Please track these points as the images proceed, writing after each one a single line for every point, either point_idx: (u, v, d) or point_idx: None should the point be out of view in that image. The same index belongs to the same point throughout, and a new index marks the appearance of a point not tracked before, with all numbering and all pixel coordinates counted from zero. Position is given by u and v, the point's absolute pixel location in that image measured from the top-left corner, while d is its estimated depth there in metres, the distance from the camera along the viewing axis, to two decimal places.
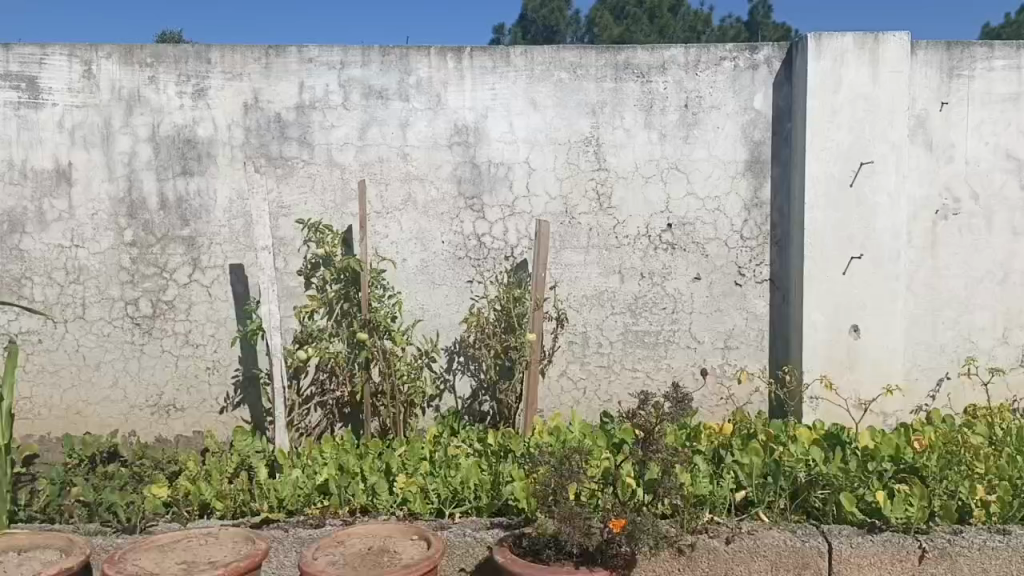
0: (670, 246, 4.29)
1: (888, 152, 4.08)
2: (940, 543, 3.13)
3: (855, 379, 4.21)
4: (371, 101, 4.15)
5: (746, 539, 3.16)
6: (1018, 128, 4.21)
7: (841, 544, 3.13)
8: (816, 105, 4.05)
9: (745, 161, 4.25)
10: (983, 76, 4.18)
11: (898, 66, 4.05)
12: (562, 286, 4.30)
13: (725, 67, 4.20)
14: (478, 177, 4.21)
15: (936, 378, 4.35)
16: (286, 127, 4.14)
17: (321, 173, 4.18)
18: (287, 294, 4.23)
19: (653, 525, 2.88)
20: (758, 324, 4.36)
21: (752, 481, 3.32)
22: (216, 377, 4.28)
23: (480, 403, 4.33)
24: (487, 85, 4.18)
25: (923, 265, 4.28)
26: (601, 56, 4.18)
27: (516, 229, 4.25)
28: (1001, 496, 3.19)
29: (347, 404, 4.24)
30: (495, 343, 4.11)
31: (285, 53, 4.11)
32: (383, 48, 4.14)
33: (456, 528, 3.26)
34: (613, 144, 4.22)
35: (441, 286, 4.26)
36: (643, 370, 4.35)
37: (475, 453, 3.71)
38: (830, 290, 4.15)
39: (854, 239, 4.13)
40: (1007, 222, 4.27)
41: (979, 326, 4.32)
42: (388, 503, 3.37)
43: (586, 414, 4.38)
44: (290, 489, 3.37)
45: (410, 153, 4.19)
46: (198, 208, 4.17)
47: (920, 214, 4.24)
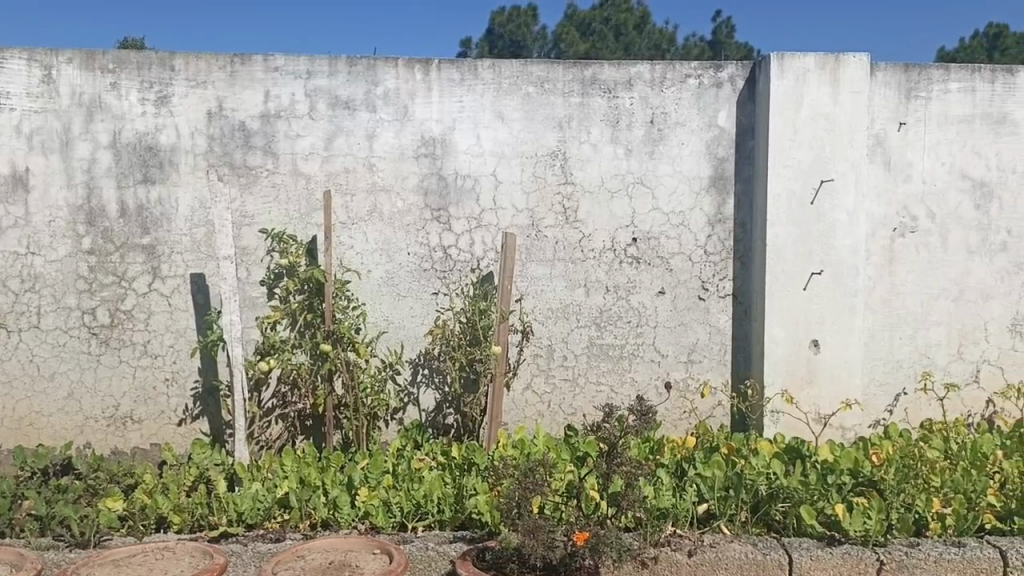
0: (635, 260, 4.32)
1: (848, 170, 4.16)
2: (898, 555, 3.15)
3: (815, 393, 4.27)
4: (337, 112, 4.13)
5: (708, 552, 3.17)
6: (973, 149, 4.32)
7: (802, 557, 3.15)
8: (779, 123, 4.12)
9: (709, 177, 4.30)
10: (939, 97, 4.28)
11: (858, 87, 4.14)
12: (528, 299, 4.30)
13: (690, 85, 4.26)
14: (445, 189, 4.21)
15: (893, 393, 4.43)
16: (251, 136, 4.11)
17: (286, 183, 4.15)
18: (249, 304, 4.18)
19: (617, 537, 2.87)
20: (721, 338, 4.40)
21: (714, 493, 3.34)
22: (175, 389, 4.21)
23: (444, 416, 4.31)
24: (454, 97, 4.18)
25: (882, 281, 4.35)
26: (568, 71, 4.21)
27: (482, 241, 4.25)
28: (956, 508, 3.27)
29: (309, 416, 4.18)
30: (460, 355, 4.08)
31: (250, 61, 4.08)
32: (351, 58, 4.13)
33: (419, 541, 3.22)
34: (579, 158, 4.25)
35: (406, 298, 4.24)
36: (607, 383, 4.37)
37: (439, 466, 3.69)
38: (791, 305, 4.21)
39: (815, 255, 4.19)
40: (962, 241, 4.37)
41: (935, 341, 4.42)
42: (350, 517, 3.32)
43: (550, 427, 4.38)
44: (249, 503, 3.32)
45: (377, 163, 4.17)
46: (159, 216, 4.11)
47: (879, 232, 4.32)
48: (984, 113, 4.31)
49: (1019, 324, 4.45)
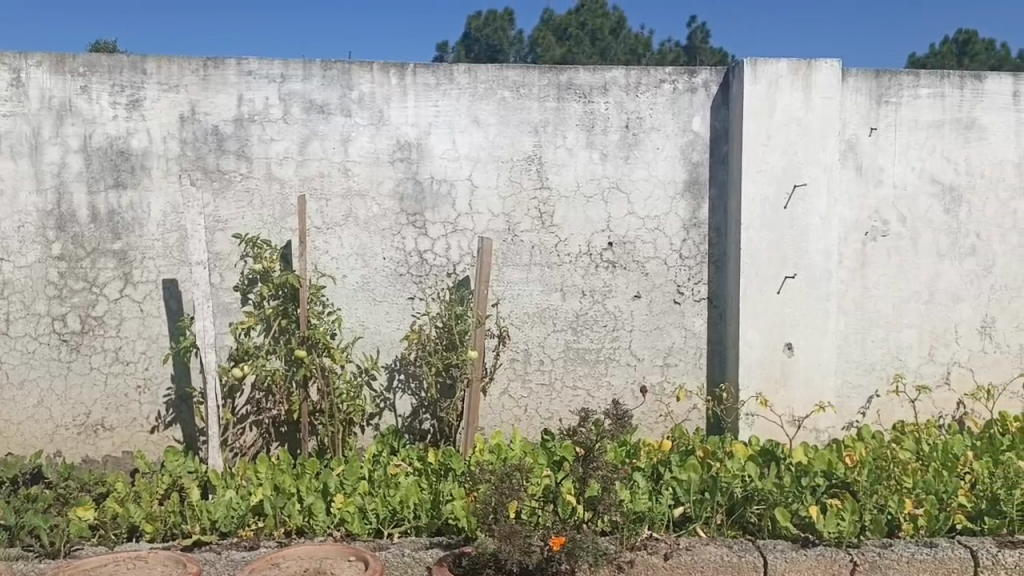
0: (610, 264, 4.34)
1: (820, 175, 4.20)
2: (871, 556, 3.18)
3: (789, 396, 4.30)
4: (312, 116, 4.11)
5: (684, 555, 3.18)
6: (943, 154, 4.39)
7: (777, 559, 3.17)
8: (752, 128, 4.15)
9: (684, 181, 4.33)
10: (909, 103, 4.34)
11: (829, 92, 4.19)
12: (504, 303, 4.30)
13: (665, 90, 4.28)
14: (420, 194, 4.20)
15: (866, 395, 4.48)
16: (224, 140, 4.07)
17: (259, 188, 4.11)
18: (222, 310, 4.14)
19: (593, 541, 2.87)
20: (697, 341, 4.42)
21: (690, 497, 3.35)
22: (147, 396, 4.16)
23: (420, 421, 4.29)
24: (430, 101, 4.17)
25: (854, 285, 4.40)
26: (543, 76, 4.22)
27: (458, 246, 4.24)
28: (928, 509, 3.30)
29: (283, 422, 4.15)
30: (436, 360, 4.06)
31: (224, 65, 4.05)
32: (325, 62, 4.10)
33: (395, 548, 3.21)
34: (555, 163, 4.26)
35: (382, 303, 4.22)
36: (583, 388, 4.37)
37: (415, 472, 3.67)
38: (765, 308, 4.24)
39: (788, 259, 4.23)
40: (932, 244, 4.42)
41: (906, 344, 4.47)
42: (325, 524, 3.30)
43: (527, 432, 4.37)
44: (223, 511, 3.29)
45: (352, 167, 4.15)
46: (131, 222, 4.06)
47: (851, 236, 4.37)
48: (953, 118, 4.37)
49: (988, 326, 4.52)
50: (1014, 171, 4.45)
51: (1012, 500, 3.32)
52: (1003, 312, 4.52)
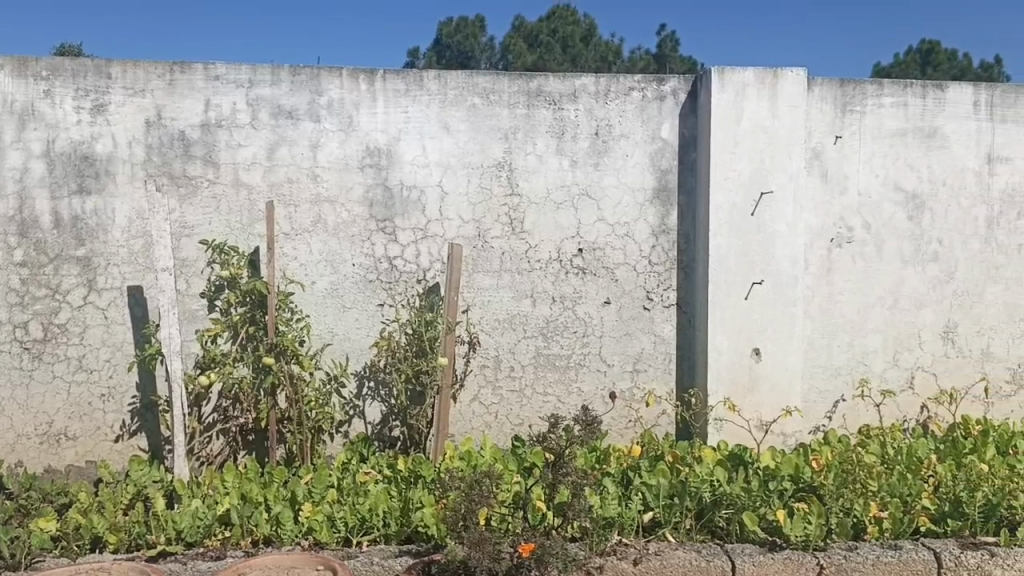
0: (580, 271, 4.35)
1: (786, 182, 4.26)
2: (836, 559, 3.20)
3: (757, 401, 4.34)
4: (280, 121, 4.08)
5: (653, 560, 3.17)
6: (906, 162, 4.46)
7: (744, 563, 3.18)
8: (720, 135, 4.19)
9: (653, 188, 4.36)
10: (873, 112, 4.41)
11: (795, 101, 4.25)
12: (475, 310, 4.29)
13: (634, 97, 4.31)
14: (390, 200, 4.18)
15: (833, 400, 4.53)
16: (190, 146, 4.03)
17: (227, 194, 4.08)
18: (189, 317, 4.10)
19: (562, 547, 2.87)
20: (666, 347, 4.45)
21: (659, 502, 3.37)
22: (112, 405, 4.10)
23: (390, 429, 4.27)
24: (400, 108, 4.16)
25: (820, 290, 4.46)
26: (513, 83, 4.23)
27: (428, 252, 4.23)
28: (892, 512, 3.35)
29: (251, 430, 4.11)
30: (406, 367, 4.03)
31: (190, 70, 4.00)
32: (294, 67, 4.08)
33: (364, 556, 3.17)
34: (525, 169, 4.27)
35: (351, 310, 4.20)
36: (554, 394, 4.38)
37: (385, 479, 3.65)
38: (733, 314, 4.28)
39: (756, 265, 4.27)
40: (896, 251, 4.50)
41: (871, 349, 4.53)
42: (293, 533, 3.26)
43: (498, 438, 4.37)
44: (189, 521, 3.25)
45: (321, 173, 4.13)
46: (95, 228, 4.00)
47: (817, 242, 4.42)
48: (916, 127, 4.45)
49: (951, 331, 4.60)
50: (975, 179, 4.53)
51: (974, 501, 3.38)
52: (965, 317, 4.60)
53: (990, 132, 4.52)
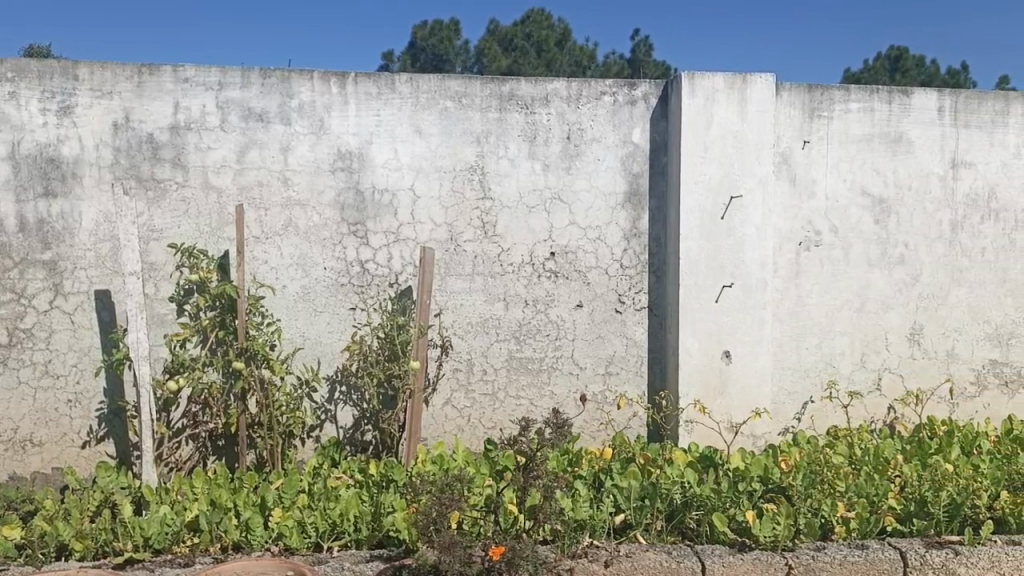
0: (553, 274, 4.37)
1: (755, 187, 4.30)
2: (805, 559, 3.22)
3: (726, 403, 4.38)
4: (250, 124, 4.05)
5: (624, 561, 3.17)
6: (873, 167, 4.53)
7: (714, 563, 3.19)
8: (690, 140, 4.23)
9: (624, 193, 4.39)
10: (840, 117, 4.48)
11: (764, 106, 4.30)
12: (447, 313, 4.29)
13: (605, 102, 4.34)
14: (362, 204, 4.17)
15: (801, 401, 4.58)
16: (159, 148, 3.99)
17: (196, 197, 4.04)
18: (157, 321, 4.06)
19: (532, 550, 2.88)
20: (638, 350, 4.48)
21: (630, 503, 3.39)
22: (78, 410, 4.04)
23: (362, 433, 4.24)
24: (371, 111, 4.15)
25: (789, 293, 4.51)
26: (485, 87, 4.24)
27: (400, 255, 4.22)
28: (859, 512, 3.39)
29: (220, 435, 4.09)
30: (377, 371, 4.02)
31: (159, 71, 3.97)
32: (264, 70, 4.06)
33: (334, 561, 3.15)
34: (497, 173, 4.28)
35: (323, 313, 4.18)
36: (526, 397, 4.39)
37: (356, 484, 3.64)
38: (703, 317, 4.31)
39: (725, 269, 4.31)
40: (863, 254, 4.56)
41: (839, 351, 4.59)
42: (262, 539, 3.23)
43: (470, 442, 4.37)
44: (156, 527, 3.20)
45: (292, 177, 4.11)
46: (61, 231, 3.95)
47: (786, 246, 4.48)
48: (882, 132, 4.52)
49: (917, 332, 4.67)
50: (939, 183, 4.61)
51: (938, 501, 3.43)
52: (930, 319, 4.67)
53: (954, 137, 4.60)
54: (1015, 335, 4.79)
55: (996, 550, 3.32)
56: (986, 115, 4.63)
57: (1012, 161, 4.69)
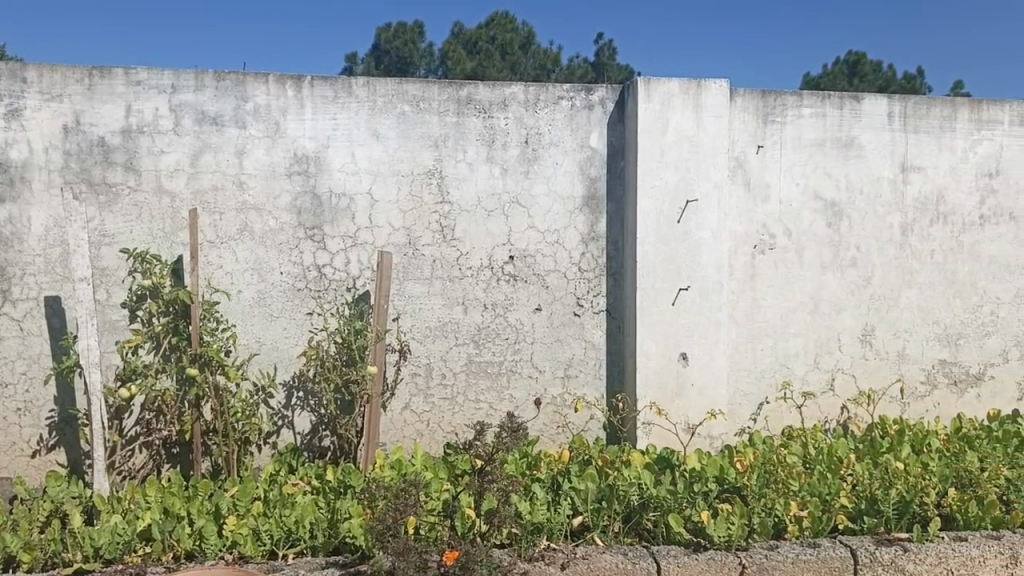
0: (512, 278, 4.38)
1: (710, 191, 4.36)
2: (758, 559, 3.23)
3: (683, 405, 4.41)
4: (204, 127, 4.01)
5: (580, 564, 3.16)
6: (825, 171, 4.61)
7: (670, 564, 3.19)
8: (647, 144, 4.27)
9: (582, 197, 4.41)
10: (793, 122, 4.55)
11: (718, 111, 4.35)
12: (405, 318, 4.28)
13: (563, 106, 4.36)
14: (319, 208, 4.15)
15: (757, 402, 4.65)
16: (110, 152, 3.93)
17: (149, 201, 3.99)
18: (109, 327, 4.00)
19: (486, 553, 2.89)
20: (596, 352, 4.50)
21: (588, 506, 3.41)
22: (28, 419, 3.96)
23: (320, 438, 4.22)
24: (328, 114, 4.13)
25: (744, 295, 4.57)
26: (443, 91, 4.24)
27: (358, 259, 4.20)
28: (812, 511, 3.45)
29: (175, 443, 4.04)
30: (335, 376, 3.99)
31: (110, 74, 3.91)
32: (218, 73, 4.02)
33: (289, 568, 3.11)
34: (455, 177, 4.28)
35: (279, 318, 4.14)
36: (486, 401, 4.39)
37: (312, 491, 3.61)
38: (661, 320, 4.35)
39: (682, 271, 4.35)
40: (816, 256, 4.64)
41: (793, 352, 4.67)
42: (216, 547, 3.19)
43: (429, 446, 4.36)
44: (107, 537, 3.14)
45: (247, 180, 4.07)
46: (10, 236, 3.87)
47: (741, 249, 4.54)
48: (834, 136, 4.61)
49: (869, 333, 4.76)
50: (890, 186, 4.70)
51: (888, 499, 3.50)
52: (882, 320, 4.77)
53: (904, 141, 4.70)
54: (964, 335, 4.89)
55: (944, 546, 3.35)
56: (935, 120, 4.73)
57: (960, 166, 4.79)
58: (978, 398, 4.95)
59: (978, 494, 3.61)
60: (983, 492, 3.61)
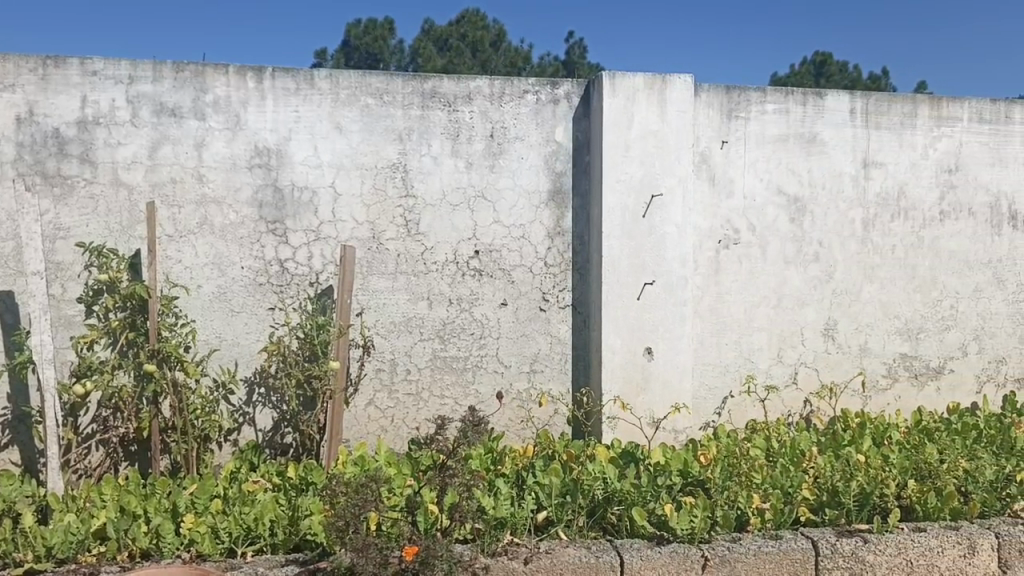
0: (477, 272, 4.35)
1: (675, 185, 4.36)
2: (720, 551, 3.24)
3: (648, 399, 4.42)
4: (162, 119, 3.93)
5: (543, 559, 3.14)
6: (789, 167, 4.64)
7: (632, 558, 3.18)
8: (612, 139, 4.27)
9: (548, 191, 4.40)
10: (757, 118, 4.58)
11: (683, 106, 4.36)
12: (369, 313, 4.24)
13: (528, 101, 4.35)
14: (281, 202, 4.09)
15: (721, 396, 4.67)
16: (65, 144, 3.84)
17: (105, 194, 3.91)
18: (64, 323, 3.91)
19: (446, 549, 2.87)
20: (562, 347, 4.50)
21: (551, 500, 3.40)
22: None
23: (282, 435, 4.16)
24: (290, 106, 4.08)
25: (709, 290, 4.59)
26: (407, 84, 4.20)
27: (321, 254, 4.15)
28: (774, 503, 3.47)
29: (132, 441, 3.96)
30: (297, 372, 3.94)
31: (65, 64, 3.82)
32: (177, 64, 3.95)
33: (248, 566, 3.06)
34: (419, 171, 4.24)
35: (240, 314, 4.08)
36: (451, 397, 4.36)
37: (273, 488, 3.57)
38: (626, 315, 4.35)
39: (647, 266, 4.36)
40: (779, 251, 4.67)
41: (757, 347, 4.70)
42: (173, 546, 3.13)
43: (393, 442, 4.32)
44: (60, 536, 3.07)
45: (206, 173, 4.00)
46: None
47: (705, 244, 4.56)
48: (797, 132, 4.64)
49: (832, 328, 4.80)
50: (852, 182, 4.75)
51: (848, 491, 3.51)
52: (845, 314, 4.81)
53: (865, 137, 4.75)
54: (924, 329, 4.96)
55: (904, 537, 3.38)
56: (895, 117, 4.79)
57: (920, 162, 4.85)
58: (937, 392, 5.01)
59: (937, 485, 3.63)
60: (941, 483, 3.63)
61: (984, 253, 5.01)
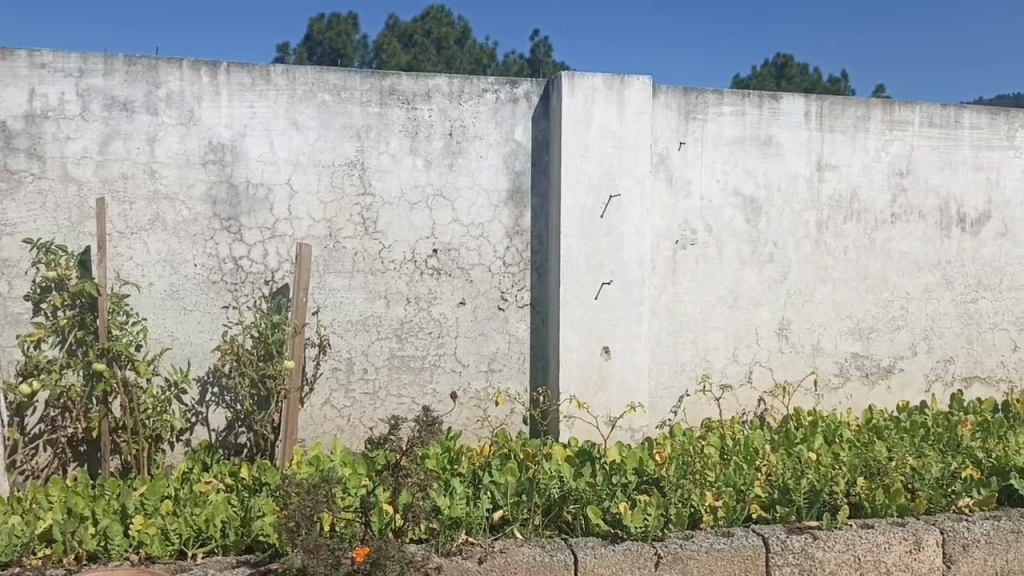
0: (435, 271, 4.34)
1: (633, 186, 4.39)
2: (673, 549, 3.27)
3: (605, 398, 4.44)
4: (113, 114, 3.86)
5: (498, 558, 3.15)
6: (745, 168, 4.70)
7: (586, 556, 3.19)
8: (571, 139, 4.28)
9: (507, 190, 4.41)
10: (714, 119, 4.62)
11: (641, 107, 4.39)
12: (325, 311, 4.20)
13: (487, 99, 4.34)
14: (236, 199, 4.04)
15: (677, 395, 4.72)
16: (12, 138, 3.75)
17: (54, 189, 3.82)
18: (10, 321, 3.82)
19: (398, 549, 2.86)
20: (520, 346, 4.51)
21: (507, 499, 3.41)
22: None
23: (236, 435, 4.11)
24: (245, 102, 4.03)
25: (666, 290, 4.63)
26: (365, 81, 4.17)
27: (276, 252, 4.11)
28: (726, 501, 3.51)
29: (82, 441, 3.89)
30: (251, 371, 3.90)
31: (12, 56, 3.73)
32: (129, 57, 3.88)
33: (198, 568, 3.02)
34: (377, 169, 4.22)
35: (193, 312, 4.02)
36: (408, 396, 4.35)
37: (226, 489, 3.53)
38: (583, 314, 4.37)
39: (605, 265, 4.38)
40: (735, 252, 4.73)
41: (712, 346, 4.75)
42: (122, 548, 3.08)
43: (349, 442, 4.29)
44: (4, 539, 2.99)
45: (159, 169, 3.94)
46: None
47: (663, 245, 4.60)
48: (753, 134, 4.70)
49: (785, 328, 4.87)
50: (806, 184, 4.82)
51: (799, 488, 3.57)
52: (798, 315, 4.89)
53: (820, 140, 4.83)
54: (875, 329, 5.05)
55: (852, 533, 3.45)
56: (849, 120, 4.87)
57: (873, 165, 4.94)
58: (888, 390, 5.11)
59: (885, 482, 3.70)
60: (889, 481, 3.70)
61: (934, 254, 5.13)
